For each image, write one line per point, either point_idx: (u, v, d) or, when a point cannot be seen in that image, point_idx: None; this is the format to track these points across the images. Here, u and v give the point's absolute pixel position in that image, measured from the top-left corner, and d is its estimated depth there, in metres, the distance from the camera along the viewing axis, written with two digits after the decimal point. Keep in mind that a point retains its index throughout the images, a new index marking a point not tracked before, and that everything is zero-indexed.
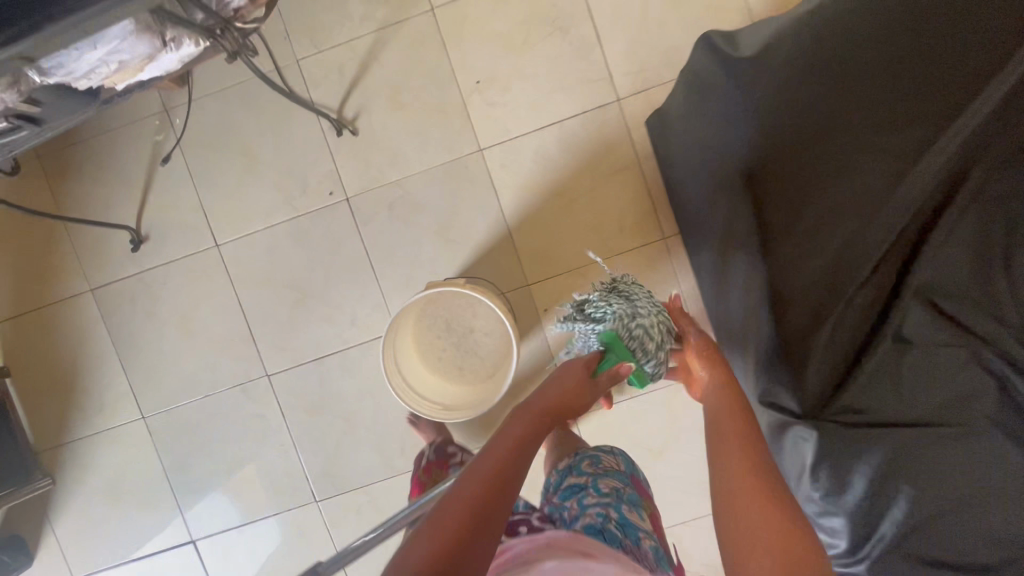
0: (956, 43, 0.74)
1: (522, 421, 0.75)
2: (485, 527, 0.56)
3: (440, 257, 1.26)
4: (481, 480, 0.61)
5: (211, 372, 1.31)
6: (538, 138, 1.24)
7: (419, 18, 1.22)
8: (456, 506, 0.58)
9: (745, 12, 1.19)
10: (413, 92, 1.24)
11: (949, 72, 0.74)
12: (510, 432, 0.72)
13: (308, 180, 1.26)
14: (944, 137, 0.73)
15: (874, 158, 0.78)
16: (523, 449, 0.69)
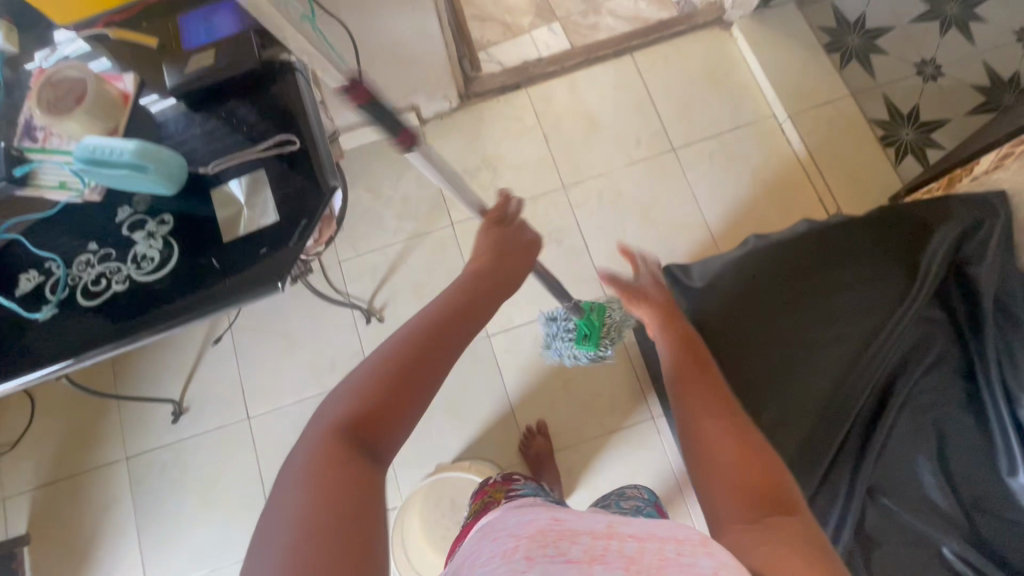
0: (850, 280, 0.99)
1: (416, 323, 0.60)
2: (387, 416, 0.52)
3: (447, 432, 1.38)
4: (393, 362, 0.55)
5: (220, 542, 1.36)
6: (537, 327, 1.44)
7: (441, 230, 1.51)
8: (368, 383, 0.53)
9: (706, 230, 1.47)
10: (432, 287, 1.47)
11: (853, 305, 0.97)
12: (451, 294, 0.66)
13: (336, 360, 1.44)
14: (862, 360, 0.93)
15: (807, 372, 0.95)
16: (452, 323, 0.61)
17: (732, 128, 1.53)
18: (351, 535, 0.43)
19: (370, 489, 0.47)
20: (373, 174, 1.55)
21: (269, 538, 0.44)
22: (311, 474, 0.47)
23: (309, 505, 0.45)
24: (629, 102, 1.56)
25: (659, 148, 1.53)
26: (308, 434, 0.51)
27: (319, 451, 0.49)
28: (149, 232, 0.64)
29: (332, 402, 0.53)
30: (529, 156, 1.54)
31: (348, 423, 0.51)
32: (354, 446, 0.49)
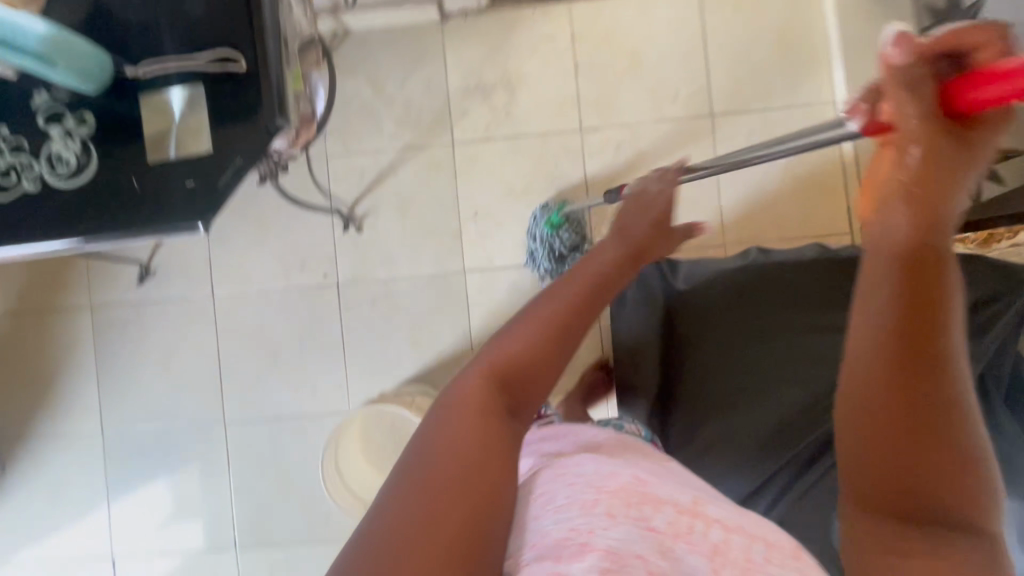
0: (837, 322, 0.97)
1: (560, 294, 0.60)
2: (522, 385, 0.54)
3: (404, 355, 1.39)
4: (534, 336, 0.56)
5: (174, 404, 1.43)
6: (516, 274, 1.39)
7: (439, 148, 1.39)
8: (524, 350, 0.55)
9: (717, 214, 1.37)
10: (418, 207, 1.39)
11: (832, 350, 0.95)
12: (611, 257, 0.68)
13: (307, 260, 1.41)
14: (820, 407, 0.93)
15: (763, 404, 0.96)
16: (590, 305, 0.61)
17: (783, 106, 1.35)
18: (481, 482, 0.46)
19: (506, 447, 0.50)
20: (377, 66, 1.39)
21: (406, 466, 0.46)
22: (458, 407, 0.50)
23: (447, 447, 0.47)
24: (680, 47, 1.36)
25: (696, 111, 1.37)
26: (459, 379, 0.53)
27: (469, 396, 0.51)
28: (71, 134, 0.77)
29: (480, 358, 0.55)
30: (552, 85, 1.38)
31: (498, 379, 0.53)
32: (497, 404, 0.52)
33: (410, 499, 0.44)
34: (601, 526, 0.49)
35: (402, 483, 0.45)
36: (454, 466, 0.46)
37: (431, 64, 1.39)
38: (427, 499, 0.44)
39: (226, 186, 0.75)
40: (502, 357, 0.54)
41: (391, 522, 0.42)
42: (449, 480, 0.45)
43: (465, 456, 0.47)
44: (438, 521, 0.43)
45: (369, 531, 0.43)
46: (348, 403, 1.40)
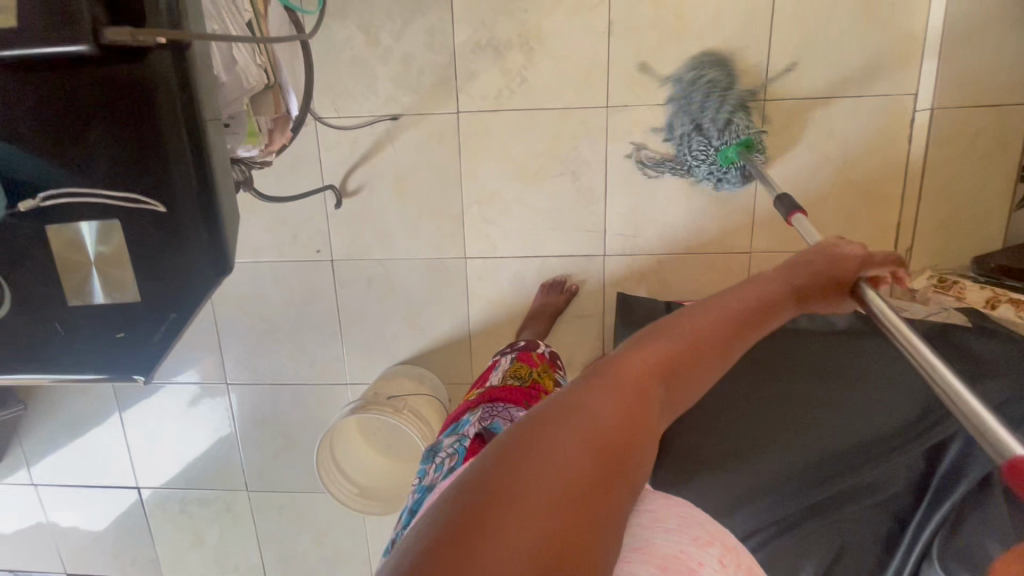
0: (836, 396, 0.93)
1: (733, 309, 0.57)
2: (687, 380, 0.52)
3: (400, 336, 1.37)
4: (700, 339, 0.54)
5: (177, 362, 1.46)
6: (519, 265, 1.30)
7: (442, 117, 1.22)
8: (678, 356, 0.52)
9: (748, 218, 1.22)
10: (416, 184, 1.26)
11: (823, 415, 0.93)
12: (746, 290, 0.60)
13: (298, 233, 1.32)
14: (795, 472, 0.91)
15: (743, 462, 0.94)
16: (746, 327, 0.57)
17: (850, 95, 1.14)
18: (621, 442, 0.45)
19: (648, 435, 0.48)
20: (371, 10, 1.17)
21: (553, 411, 0.46)
22: (629, 375, 0.50)
23: (593, 411, 0.46)
24: (739, 10, 1.11)
25: (746, 93, 1.15)
26: (617, 357, 0.52)
27: (632, 368, 0.50)
28: None
29: (636, 348, 0.53)
30: (578, 48, 1.16)
31: (661, 370, 0.51)
32: (646, 390, 0.49)
33: (556, 433, 0.43)
34: (711, 563, 0.53)
35: (542, 422, 0.45)
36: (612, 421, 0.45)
37: (435, 10, 1.16)
38: (567, 449, 0.42)
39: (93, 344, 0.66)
40: (660, 344, 0.53)
41: (526, 451, 0.42)
42: (604, 436, 0.44)
43: (624, 420, 0.46)
44: (581, 458, 0.42)
45: (507, 448, 0.43)
46: (345, 377, 1.41)
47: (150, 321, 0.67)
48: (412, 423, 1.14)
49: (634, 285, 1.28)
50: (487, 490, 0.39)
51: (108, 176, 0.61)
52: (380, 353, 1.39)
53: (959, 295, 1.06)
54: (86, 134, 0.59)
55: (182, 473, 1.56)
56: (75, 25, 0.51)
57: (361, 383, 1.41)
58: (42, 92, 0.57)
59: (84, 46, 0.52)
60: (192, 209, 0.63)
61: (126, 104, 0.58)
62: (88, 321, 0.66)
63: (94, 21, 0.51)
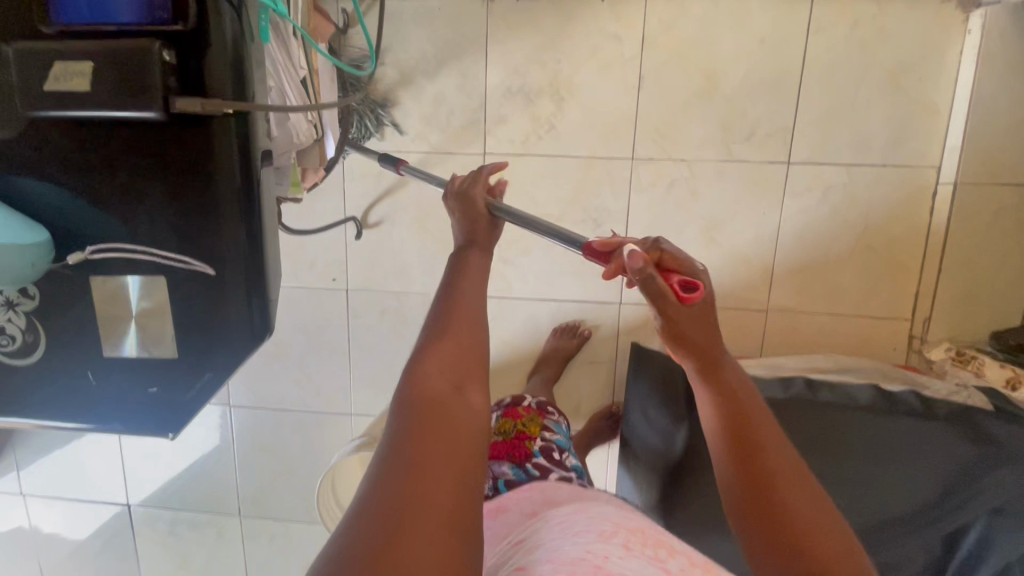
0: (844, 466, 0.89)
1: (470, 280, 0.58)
2: (469, 360, 0.50)
3: None
4: (454, 320, 0.53)
5: None
6: (534, 306, 1.29)
7: (469, 157, 1.23)
8: (465, 337, 0.51)
9: (767, 275, 1.22)
10: (437, 220, 1.27)
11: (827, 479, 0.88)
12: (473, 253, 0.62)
13: (317, 261, 1.32)
14: None
15: None
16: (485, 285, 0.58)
17: (874, 163, 1.15)
18: (454, 470, 0.42)
19: (469, 435, 0.45)
20: (407, 50, 1.19)
21: (379, 474, 0.41)
22: (421, 396, 0.46)
23: (416, 446, 0.43)
24: (769, 75, 1.14)
25: (770, 155, 1.17)
26: (406, 381, 0.48)
27: (426, 387, 0.47)
28: (10, 304, 0.63)
29: (423, 353, 0.50)
30: (608, 101, 1.18)
31: (447, 374, 0.48)
32: (455, 390, 0.47)
33: (391, 498, 0.40)
34: (616, 553, 0.55)
35: (377, 495, 0.40)
36: (422, 456, 0.42)
37: (470, 54, 1.18)
38: (414, 500, 0.40)
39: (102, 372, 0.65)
40: (441, 346, 0.50)
41: (373, 533, 0.38)
42: (434, 474, 0.41)
43: (440, 447, 0.43)
44: (418, 517, 0.39)
45: (356, 540, 0.38)
46: (349, 406, 1.40)
47: (157, 367, 0.64)
48: None
49: (648, 334, 1.28)
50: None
51: (153, 230, 0.60)
52: (387, 385, 1.37)
53: (977, 371, 1.06)
54: (133, 185, 0.58)
55: (173, 493, 1.53)
56: (147, 91, 0.52)
57: (365, 414, 1.39)
58: (92, 146, 0.57)
59: (152, 112, 0.53)
60: (234, 271, 0.61)
61: (177, 161, 0.57)
62: (102, 366, 0.64)
63: (165, 89, 0.52)
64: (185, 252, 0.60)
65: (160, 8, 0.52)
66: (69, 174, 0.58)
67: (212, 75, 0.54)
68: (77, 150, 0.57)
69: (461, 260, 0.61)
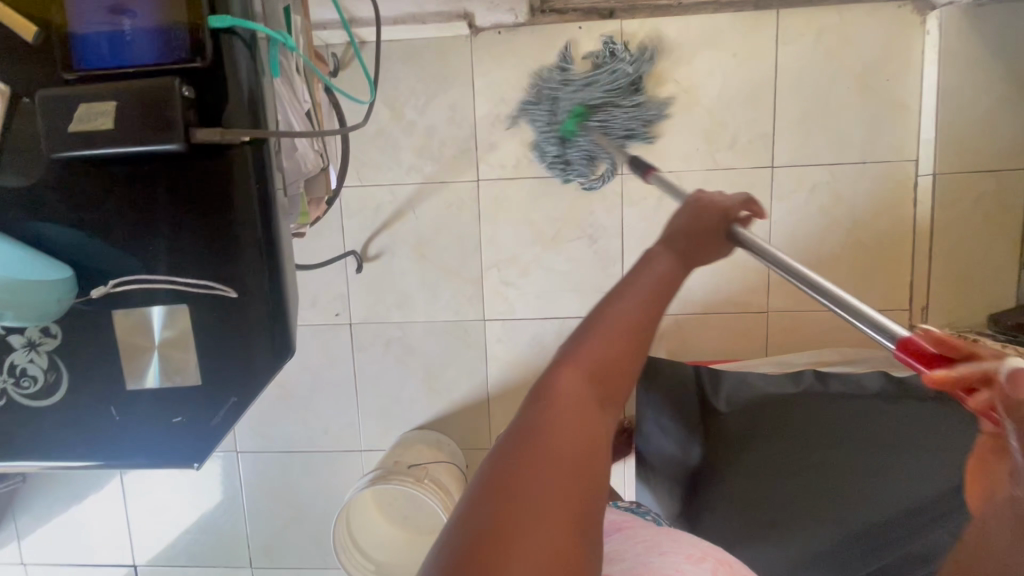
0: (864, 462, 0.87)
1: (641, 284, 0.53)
2: (617, 377, 0.46)
3: (418, 400, 1.35)
4: (618, 331, 0.48)
5: None
6: (539, 326, 1.30)
7: (463, 185, 1.26)
8: (614, 350, 0.47)
9: (763, 277, 1.24)
10: (437, 248, 1.29)
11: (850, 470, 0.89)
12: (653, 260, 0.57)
13: (318, 297, 1.34)
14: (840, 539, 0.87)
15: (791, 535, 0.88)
16: (659, 300, 0.52)
17: (854, 161, 1.19)
18: (577, 495, 0.38)
19: (603, 465, 0.41)
20: (397, 87, 1.24)
21: (490, 472, 0.39)
22: (561, 399, 0.43)
23: (542, 461, 0.38)
24: (744, 85, 1.19)
25: (755, 161, 1.21)
26: (549, 379, 0.45)
27: (565, 392, 0.43)
28: (31, 346, 0.63)
29: (569, 354, 0.47)
30: None
31: (592, 385, 0.45)
32: (593, 407, 0.43)
33: (506, 507, 0.36)
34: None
35: (484, 490, 0.38)
36: (548, 469, 0.38)
37: (457, 88, 1.23)
38: (524, 511, 0.36)
39: (110, 415, 0.64)
40: (593, 350, 0.47)
41: (475, 531, 0.35)
42: (556, 495, 0.37)
43: (565, 464, 0.39)
44: (528, 541, 0.35)
45: (447, 542, 0.36)
46: (360, 443, 1.38)
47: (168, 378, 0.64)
48: (433, 493, 1.12)
49: (653, 346, 1.28)
50: None
51: (177, 261, 0.61)
52: (397, 418, 1.36)
53: None
54: (157, 218, 0.60)
55: (181, 548, 1.48)
56: (169, 124, 0.54)
57: (377, 449, 1.38)
58: (115, 181, 0.59)
59: (173, 144, 0.55)
60: (258, 299, 0.62)
61: (199, 191, 0.59)
62: (123, 401, 0.64)
63: (185, 122, 0.55)
64: (209, 275, 0.61)
65: (177, 49, 0.55)
66: (100, 213, 0.60)
67: (231, 105, 0.57)
68: (100, 188, 0.59)
69: (647, 263, 0.56)
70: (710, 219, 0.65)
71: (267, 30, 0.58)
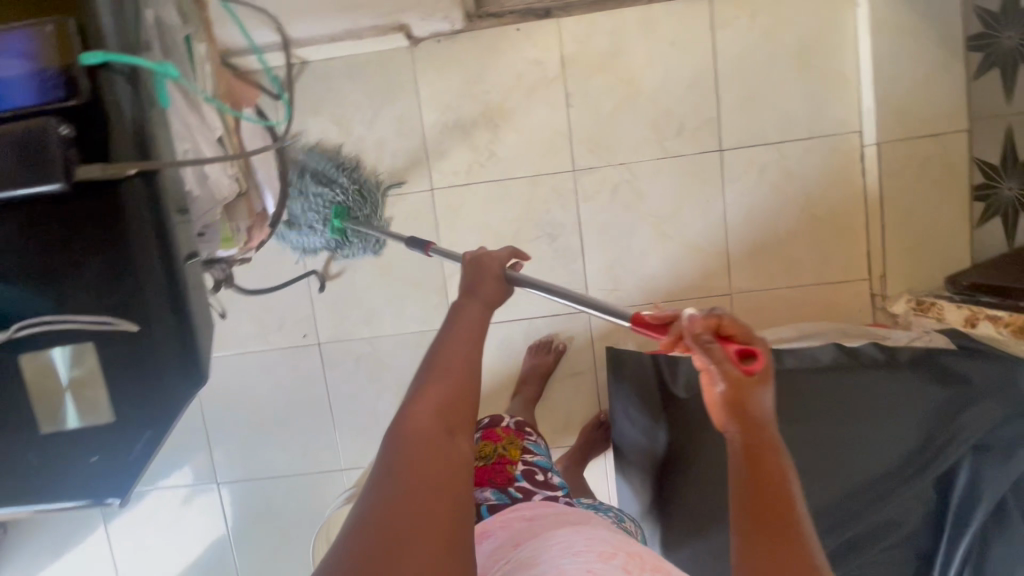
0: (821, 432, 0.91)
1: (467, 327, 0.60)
2: (464, 409, 0.53)
3: (394, 414, 1.35)
4: (455, 373, 0.55)
5: (166, 466, 1.42)
6: (506, 329, 1.30)
7: (418, 196, 1.27)
8: (455, 388, 0.54)
9: (723, 260, 1.25)
10: (398, 260, 1.29)
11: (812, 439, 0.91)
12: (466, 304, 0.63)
13: (284, 320, 1.33)
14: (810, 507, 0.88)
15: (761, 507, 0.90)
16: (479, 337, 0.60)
17: (800, 137, 1.20)
18: (441, 524, 0.45)
19: (460, 489, 0.48)
20: (342, 103, 1.24)
21: (364, 530, 0.44)
22: (412, 448, 0.49)
23: (402, 504, 0.45)
24: (685, 72, 1.20)
25: (703, 146, 1.22)
26: (398, 428, 0.51)
27: (416, 438, 0.49)
28: None
29: (414, 401, 0.53)
30: (541, 122, 1.23)
31: (442, 423, 0.51)
32: (444, 441, 0.50)
33: (381, 562, 0.42)
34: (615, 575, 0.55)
35: (361, 549, 0.43)
36: (407, 513, 0.45)
37: (402, 100, 1.23)
38: (395, 557, 0.42)
39: (49, 460, 0.63)
40: (434, 396, 0.53)
41: None
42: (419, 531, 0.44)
43: (424, 501, 0.46)
44: None
45: None
46: (340, 462, 1.37)
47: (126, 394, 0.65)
48: None
49: (621, 338, 1.29)
50: None
51: (80, 304, 0.58)
52: (374, 433, 1.36)
53: (938, 316, 1.09)
54: (51, 261, 0.57)
55: None
56: (47, 163, 0.52)
57: (358, 467, 1.37)
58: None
59: (55, 183, 0.53)
60: (164, 327, 0.62)
61: (92, 229, 0.57)
62: (61, 444, 0.63)
63: (66, 161, 0.53)
64: (113, 310, 0.59)
65: (52, 87, 0.53)
66: None
67: (114, 138, 0.56)
68: None
69: (460, 310, 0.63)
70: (491, 265, 0.68)
71: (146, 63, 0.59)
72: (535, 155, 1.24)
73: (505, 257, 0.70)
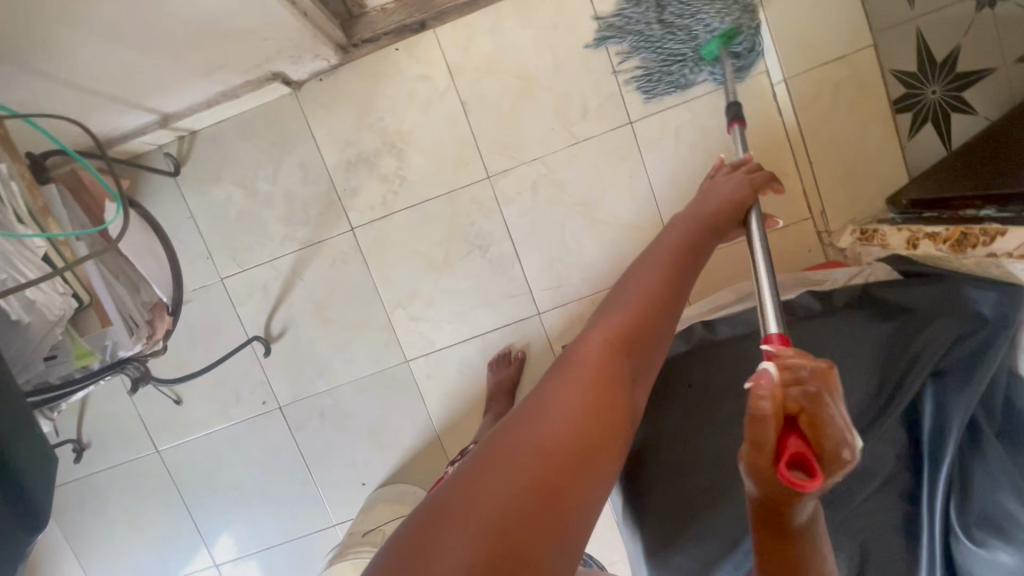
0: None
1: (660, 271, 0.64)
2: (638, 352, 0.55)
3: (371, 459, 1.32)
4: (633, 310, 0.58)
5: (160, 560, 1.39)
6: (461, 349, 1.27)
7: (340, 238, 1.23)
8: (631, 324, 0.56)
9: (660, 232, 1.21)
10: (337, 306, 1.26)
11: None
12: (666, 251, 0.68)
13: (240, 391, 1.31)
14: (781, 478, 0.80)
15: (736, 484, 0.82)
16: (675, 286, 0.62)
17: (707, 91, 1.16)
18: (581, 447, 0.45)
19: (611, 427, 0.48)
20: (241, 163, 1.21)
21: (510, 418, 0.47)
22: (577, 364, 0.51)
23: (542, 406, 0.47)
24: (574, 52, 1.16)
25: (611, 124, 1.18)
26: (575, 349, 0.54)
27: (587, 356, 0.52)
28: None
29: (591, 329, 0.56)
30: (444, 135, 1.19)
31: (614, 354, 0.53)
32: (610, 374, 0.51)
33: (505, 448, 0.44)
34: None
35: (499, 433, 0.46)
36: (551, 423, 0.45)
37: (300, 147, 1.20)
38: (520, 450, 0.43)
39: None
40: (609, 325, 0.56)
41: (475, 465, 0.43)
42: (553, 443, 0.44)
43: (573, 416, 0.46)
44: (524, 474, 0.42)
45: (454, 477, 0.43)
46: (330, 518, 1.35)
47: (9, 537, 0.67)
48: None
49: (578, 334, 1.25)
50: (442, 521, 0.39)
51: None
52: (356, 482, 1.33)
53: (882, 242, 1.03)
54: None
55: None
56: None
57: (349, 519, 1.34)
58: None
59: None
60: None
61: None
62: None
63: None
64: None
65: None
66: None
67: None
68: None
69: (657, 249, 0.69)
70: (726, 189, 0.79)
71: None
72: (445, 171, 1.21)
73: (736, 180, 0.80)
